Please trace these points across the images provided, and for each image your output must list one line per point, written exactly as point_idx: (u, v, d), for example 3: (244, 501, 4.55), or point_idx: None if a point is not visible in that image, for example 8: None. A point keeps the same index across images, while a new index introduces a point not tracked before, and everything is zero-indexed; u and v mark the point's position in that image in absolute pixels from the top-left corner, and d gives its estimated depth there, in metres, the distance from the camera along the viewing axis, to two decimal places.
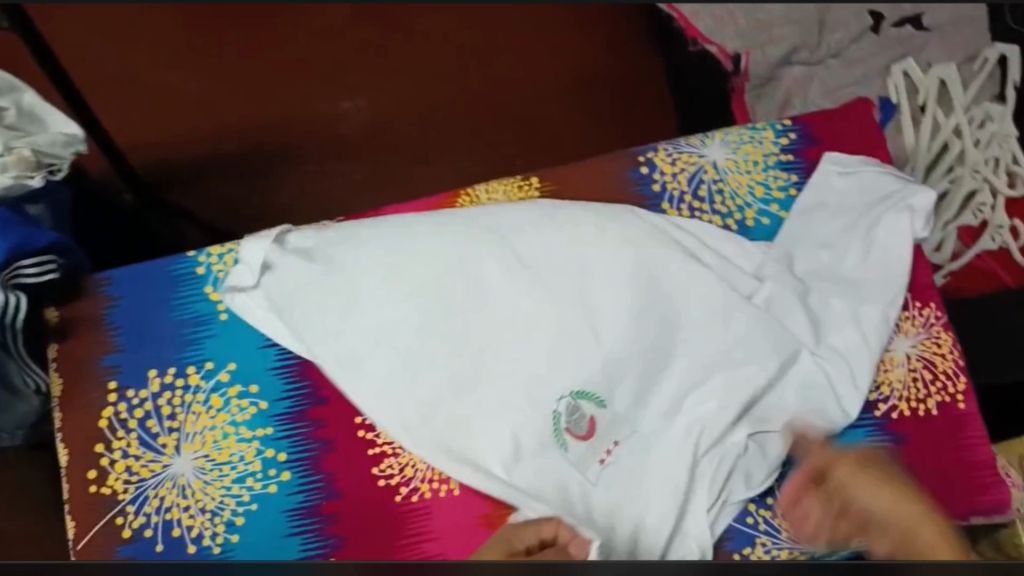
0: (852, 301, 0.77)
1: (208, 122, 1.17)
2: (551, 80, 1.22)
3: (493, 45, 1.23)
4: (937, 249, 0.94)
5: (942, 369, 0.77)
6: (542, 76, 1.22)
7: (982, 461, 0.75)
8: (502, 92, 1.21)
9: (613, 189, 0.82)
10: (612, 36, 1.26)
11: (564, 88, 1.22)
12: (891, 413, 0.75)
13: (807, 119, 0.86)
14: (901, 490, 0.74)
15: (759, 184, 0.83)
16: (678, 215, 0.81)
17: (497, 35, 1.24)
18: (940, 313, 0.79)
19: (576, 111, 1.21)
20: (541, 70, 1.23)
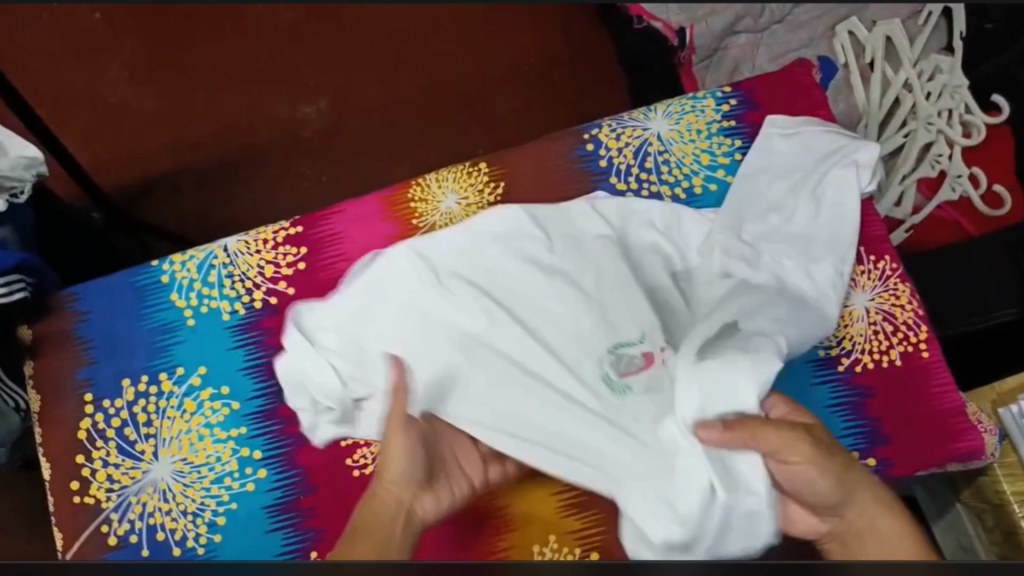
0: (803, 260, 0.78)
1: (174, 138, 1.20)
2: (506, 67, 1.24)
3: (446, 36, 1.25)
4: (897, 205, 0.95)
5: (902, 320, 0.77)
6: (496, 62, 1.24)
7: (952, 407, 0.75)
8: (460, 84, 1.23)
9: (561, 169, 0.84)
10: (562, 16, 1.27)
11: (519, 73, 1.24)
12: (855, 366, 0.76)
13: (747, 83, 0.87)
14: (872, 443, 0.74)
15: (704, 151, 0.84)
16: (625, 190, 0.82)
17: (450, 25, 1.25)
18: (896, 264, 0.80)
19: (537, 101, 1.23)
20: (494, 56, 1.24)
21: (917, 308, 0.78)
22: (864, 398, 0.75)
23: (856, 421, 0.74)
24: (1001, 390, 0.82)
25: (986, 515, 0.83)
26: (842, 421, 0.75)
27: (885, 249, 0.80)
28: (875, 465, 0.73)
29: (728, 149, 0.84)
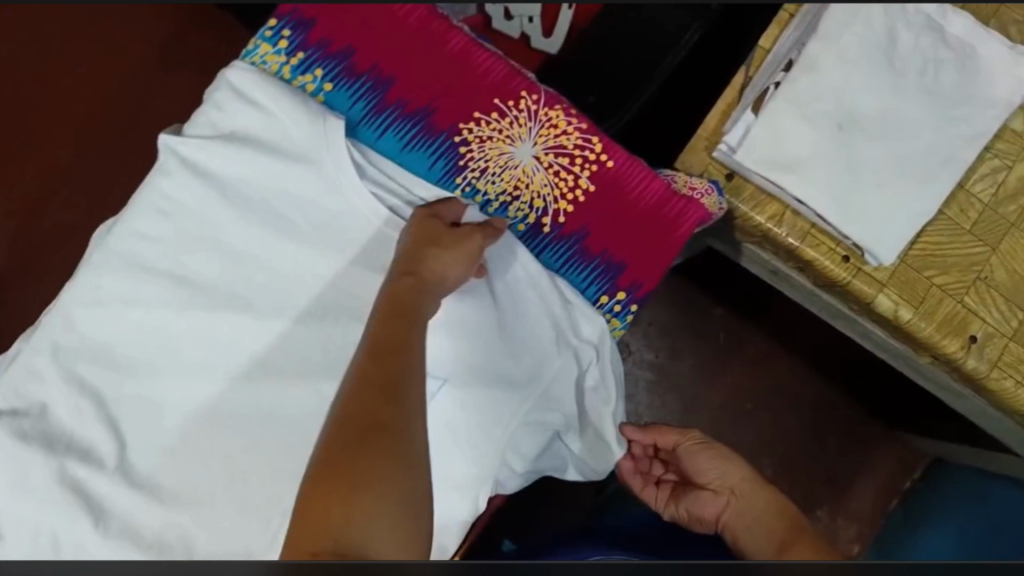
0: None
1: None
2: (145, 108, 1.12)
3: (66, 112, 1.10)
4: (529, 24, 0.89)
5: (572, 146, 0.72)
6: (131, 105, 1.12)
7: (660, 197, 0.72)
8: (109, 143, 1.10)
9: (161, 201, 0.69)
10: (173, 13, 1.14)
11: (159, 107, 1.12)
12: (558, 219, 0.71)
13: (318, 31, 0.72)
14: (612, 279, 0.71)
15: (328, 94, 0.72)
16: (254, 186, 0.70)
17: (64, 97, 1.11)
18: (535, 95, 0.72)
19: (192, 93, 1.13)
20: (127, 103, 1.11)
21: (578, 126, 0.72)
22: (583, 240, 0.71)
23: (586, 269, 0.71)
24: (709, 131, 0.77)
25: (764, 245, 0.81)
26: (574, 275, 0.71)
27: (520, 83, 0.72)
28: (626, 300, 0.71)
29: (313, 87, 0.72)
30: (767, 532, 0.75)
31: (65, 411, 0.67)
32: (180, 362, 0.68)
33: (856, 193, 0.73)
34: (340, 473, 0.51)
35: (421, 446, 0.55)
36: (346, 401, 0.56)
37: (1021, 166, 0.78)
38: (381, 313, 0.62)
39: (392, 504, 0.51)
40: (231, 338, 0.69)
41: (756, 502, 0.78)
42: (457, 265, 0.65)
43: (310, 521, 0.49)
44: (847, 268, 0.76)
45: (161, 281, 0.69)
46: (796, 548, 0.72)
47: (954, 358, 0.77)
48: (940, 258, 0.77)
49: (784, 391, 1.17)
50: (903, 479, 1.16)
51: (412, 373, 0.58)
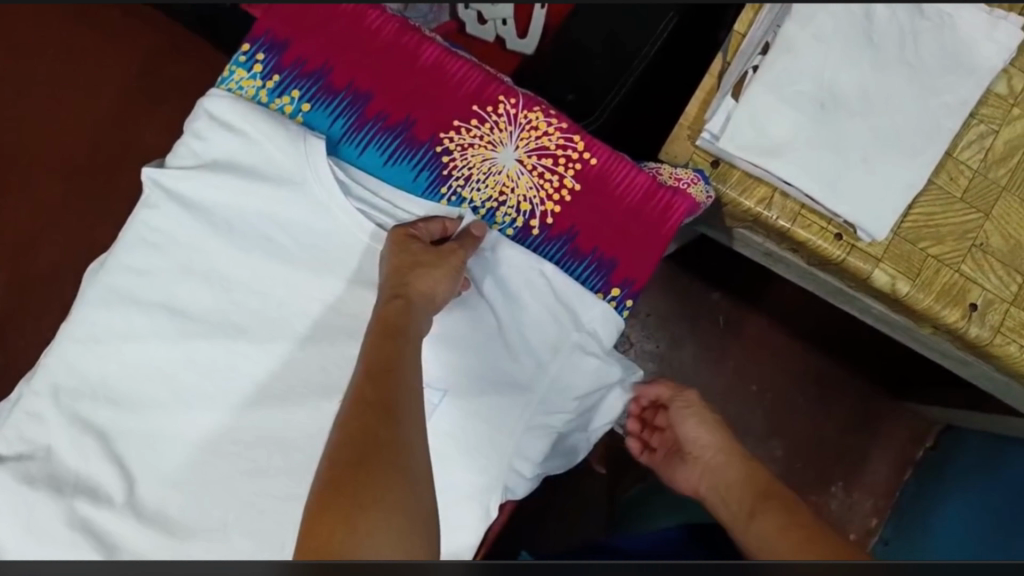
0: None
1: None
2: (132, 142, 1.12)
3: (55, 151, 1.11)
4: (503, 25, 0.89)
5: (555, 147, 0.71)
6: (119, 140, 1.12)
7: (646, 191, 0.71)
8: (99, 180, 1.11)
9: (151, 234, 0.69)
10: (153, 44, 1.15)
11: (146, 139, 1.13)
12: (546, 220, 0.71)
13: (291, 52, 0.72)
14: (605, 275, 0.71)
15: (306, 114, 0.71)
16: (241, 212, 0.70)
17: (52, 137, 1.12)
18: (513, 99, 0.72)
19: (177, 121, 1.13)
20: (115, 139, 1.12)
21: (559, 127, 0.71)
22: (573, 240, 0.71)
23: (579, 268, 0.71)
24: (691, 120, 0.77)
25: (756, 229, 0.80)
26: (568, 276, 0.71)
27: (497, 88, 0.72)
28: (621, 295, 0.71)
29: (291, 108, 0.72)
30: (734, 501, 0.77)
31: (69, 450, 0.67)
32: (180, 392, 0.69)
33: (843, 170, 0.72)
34: (341, 490, 0.51)
35: (421, 463, 0.55)
36: (342, 424, 0.56)
37: (1006, 130, 0.78)
38: (372, 337, 0.62)
39: (397, 519, 0.51)
40: (229, 363, 0.69)
41: (725, 469, 0.79)
42: (444, 281, 0.65)
43: (313, 536, 0.49)
44: (840, 246, 0.76)
45: (155, 313, 0.69)
46: (759, 512, 0.73)
47: (956, 327, 0.77)
48: (934, 229, 0.77)
49: (788, 372, 1.16)
50: (916, 449, 1.16)
51: (409, 396, 0.58)
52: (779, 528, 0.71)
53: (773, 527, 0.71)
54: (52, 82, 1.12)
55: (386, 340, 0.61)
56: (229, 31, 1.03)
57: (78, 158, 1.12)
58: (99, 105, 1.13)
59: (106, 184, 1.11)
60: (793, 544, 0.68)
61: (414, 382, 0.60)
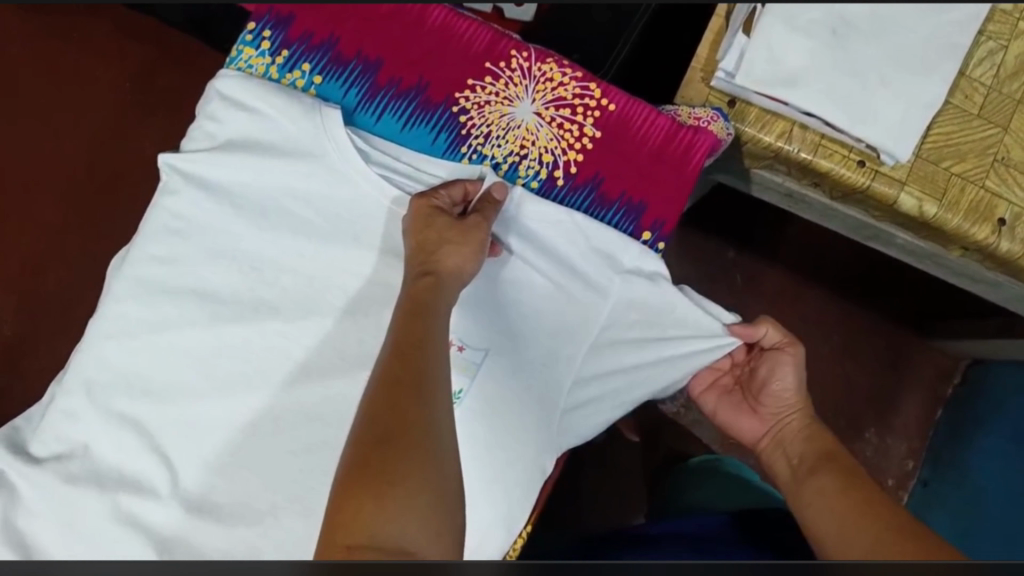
0: None
1: None
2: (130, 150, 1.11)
3: None
4: None
5: (571, 96, 0.71)
6: (117, 148, 1.11)
7: (667, 131, 0.71)
8: (100, 192, 1.10)
9: (171, 220, 0.68)
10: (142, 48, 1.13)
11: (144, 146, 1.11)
12: (570, 170, 0.70)
13: (297, 26, 0.71)
14: (636, 219, 0.70)
15: (319, 86, 0.71)
16: (262, 190, 0.69)
17: None
18: (525, 52, 0.71)
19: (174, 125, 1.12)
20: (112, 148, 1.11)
21: (573, 76, 0.71)
22: (599, 187, 0.70)
23: (608, 215, 0.70)
24: (703, 63, 0.78)
25: (776, 165, 0.80)
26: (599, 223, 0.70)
27: (507, 44, 0.72)
28: (653, 237, 0.70)
29: (303, 82, 0.71)
30: (793, 454, 0.71)
31: (108, 445, 0.66)
32: (216, 376, 0.67)
33: (861, 94, 0.72)
34: (367, 469, 0.50)
35: (450, 439, 0.53)
36: (368, 401, 0.54)
37: (1016, 44, 0.78)
38: (399, 313, 0.60)
39: (421, 500, 0.49)
40: (262, 343, 0.68)
41: (797, 427, 0.72)
42: (472, 256, 0.63)
43: (338, 518, 0.48)
44: (864, 173, 0.76)
45: (182, 300, 0.68)
46: (817, 470, 0.68)
47: (986, 244, 0.76)
48: (954, 147, 0.77)
49: (812, 322, 1.16)
50: (945, 386, 1.15)
51: (439, 371, 0.56)
52: (837, 489, 0.65)
53: (827, 488, 0.65)
54: None
55: (412, 314, 0.59)
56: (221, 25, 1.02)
57: None
58: None
59: (110, 194, 1.10)
60: (846, 508, 0.63)
61: (444, 358, 0.57)
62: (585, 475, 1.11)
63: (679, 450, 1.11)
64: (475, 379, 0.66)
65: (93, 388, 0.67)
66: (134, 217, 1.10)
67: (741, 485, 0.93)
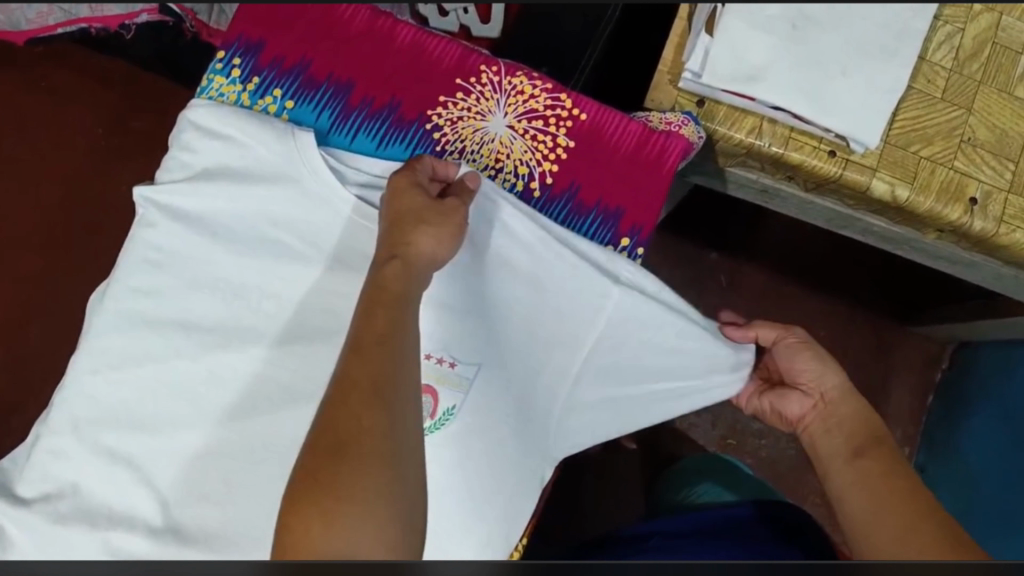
0: None
1: None
2: (104, 191, 1.11)
3: (29, 214, 1.10)
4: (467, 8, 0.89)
5: (543, 107, 0.72)
6: (90, 191, 1.11)
7: (641, 138, 0.72)
8: (76, 235, 1.09)
9: (151, 252, 0.68)
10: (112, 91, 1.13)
11: (119, 187, 1.11)
12: (546, 180, 0.71)
13: (267, 53, 0.72)
14: (616, 224, 0.71)
15: (292, 111, 0.71)
16: (240, 218, 0.69)
17: (23, 200, 1.10)
18: (495, 66, 0.72)
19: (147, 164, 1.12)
20: (86, 190, 1.11)
21: (544, 88, 0.72)
22: (577, 194, 0.71)
23: (586, 222, 0.71)
24: (669, 66, 0.79)
25: (749, 161, 0.81)
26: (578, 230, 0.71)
27: (477, 60, 0.73)
28: (631, 243, 0.71)
29: (275, 107, 0.71)
30: (840, 433, 0.73)
31: (98, 482, 0.65)
32: (204, 406, 0.67)
33: (825, 85, 0.73)
34: (320, 478, 0.50)
35: (409, 439, 0.53)
36: (327, 400, 0.54)
37: (972, 27, 0.79)
38: (361, 303, 0.59)
39: (376, 505, 0.49)
40: (249, 369, 0.68)
41: (840, 404, 0.74)
42: (446, 240, 0.63)
43: (293, 533, 0.48)
44: (834, 163, 0.77)
45: (165, 331, 0.68)
46: (864, 455, 0.70)
47: (960, 224, 0.77)
48: (921, 131, 0.78)
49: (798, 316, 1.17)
50: (934, 371, 1.16)
51: (399, 371, 0.55)
52: (878, 475, 0.68)
53: (870, 475, 0.68)
54: (18, 145, 1.11)
55: (375, 309, 0.58)
56: (187, 60, 1.02)
57: (55, 216, 1.10)
58: (69, 162, 1.11)
59: (85, 236, 1.09)
60: (888, 495, 0.65)
61: (406, 353, 0.57)
62: (584, 485, 1.11)
63: (675, 453, 1.12)
64: (469, 395, 0.66)
65: (79, 425, 0.66)
66: (109, 258, 1.09)
67: (754, 484, 0.93)
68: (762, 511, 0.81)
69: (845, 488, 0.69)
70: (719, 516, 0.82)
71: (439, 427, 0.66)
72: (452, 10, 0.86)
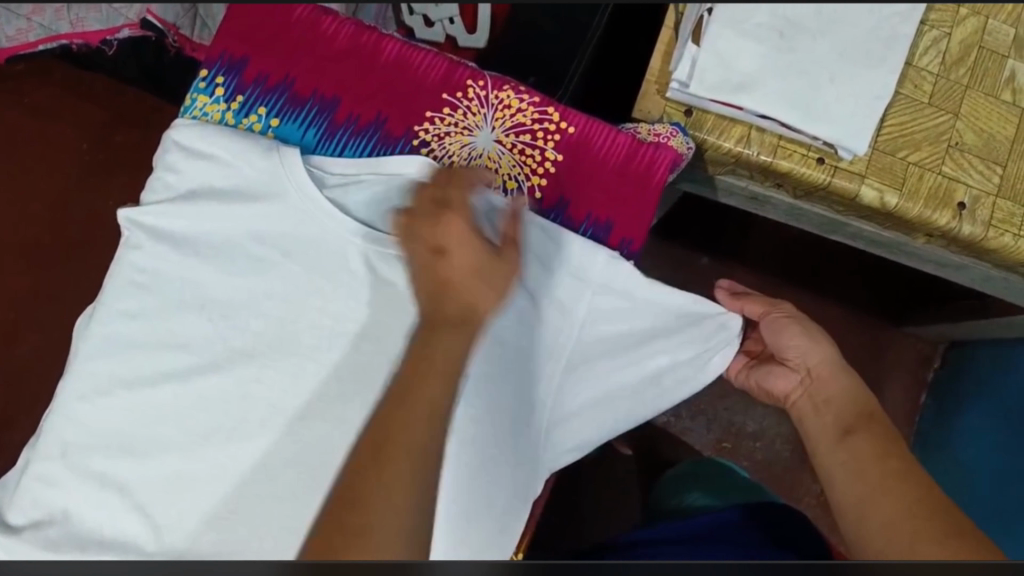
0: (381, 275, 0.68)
1: None
2: (90, 207, 1.10)
3: (14, 232, 1.09)
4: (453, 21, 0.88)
5: (531, 121, 0.71)
6: (76, 207, 1.10)
7: (627, 150, 0.72)
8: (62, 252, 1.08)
9: (137, 275, 0.68)
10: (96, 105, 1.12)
11: (105, 202, 1.10)
12: (534, 194, 0.71)
13: (251, 70, 0.72)
14: (605, 236, 0.70)
15: (278, 129, 0.71)
16: (226, 237, 0.68)
17: (8, 218, 1.09)
18: (481, 81, 0.72)
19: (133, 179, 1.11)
20: (71, 206, 1.10)
21: (531, 102, 0.72)
22: (565, 209, 0.70)
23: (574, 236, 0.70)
24: (657, 75, 0.79)
25: (738, 170, 0.81)
26: None
27: (463, 74, 0.72)
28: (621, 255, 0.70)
29: (261, 126, 0.71)
30: (828, 412, 0.73)
31: (87, 508, 0.65)
32: (194, 429, 0.66)
33: (813, 92, 0.73)
34: (378, 466, 0.47)
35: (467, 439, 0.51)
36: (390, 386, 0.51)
37: (959, 31, 0.80)
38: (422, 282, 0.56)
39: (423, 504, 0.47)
40: (240, 391, 0.67)
41: (829, 380, 0.74)
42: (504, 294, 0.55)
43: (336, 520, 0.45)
44: (823, 170, 0.77)
45: (154, 354, 0.67)
46: (855, 433, 0.70)
47: (950, 228, 0.77)
48: (909, 137, 0.78)
49: None
50: (926, 370, 1.17)
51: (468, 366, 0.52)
52: (875, 456, 0.68)
53: (866, 455, 0.68)
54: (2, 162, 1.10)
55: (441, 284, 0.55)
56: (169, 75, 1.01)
57: (40, 233, 1.09)
58: (55, 178, 1.10)
59: (71, 252, 1.09)
60: (886, 477, 0.66)
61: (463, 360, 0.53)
62: (578, 492, 1.11)
63: (669, 459, 1.12)
64: None
65: (69, 451, 0.66)
66: (96, 274, 1.08)
67: (739, 482, 0.95)
68: (748, 513, 0.81)
69: (837, 467, 0.69)
70: (707, 521, 0.81)
71: None
72: (438, 23, 0.86)
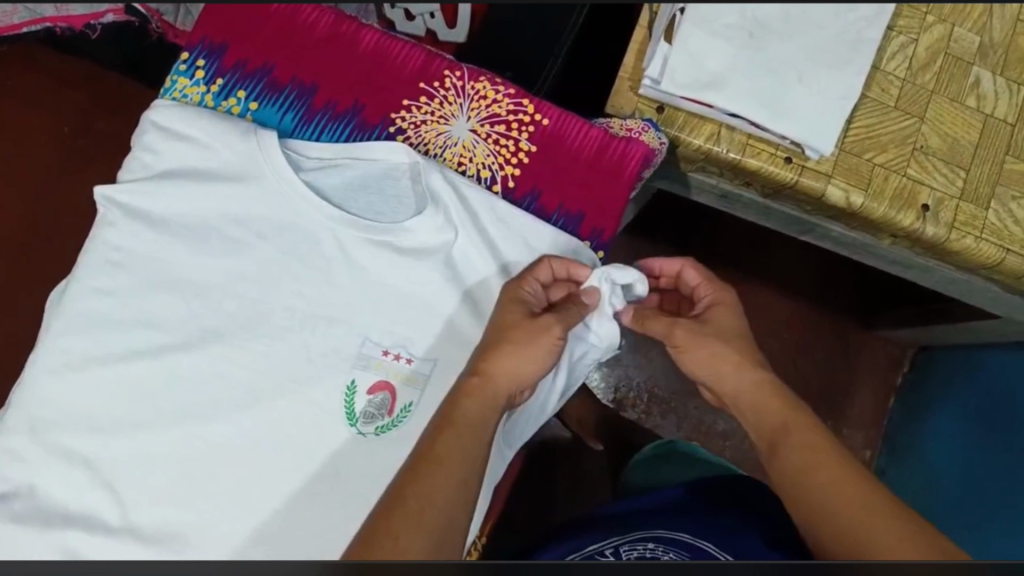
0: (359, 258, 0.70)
1: None
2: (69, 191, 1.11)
3: None
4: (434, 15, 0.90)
5: (505, 112, 0.73)
6: (55, 191, 1.10)
7: (600, 143, 0.73)
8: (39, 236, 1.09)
9: (111, 253, 0.68)
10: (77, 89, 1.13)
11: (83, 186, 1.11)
12: (507, 183, 0.72)
13: (231, 55, 0.73)
14: (576, 227, 0.72)
15: (257, 113, 0.72)
16: (203, 216, 0.69)
17: None
18: (457, 71, 0.74)
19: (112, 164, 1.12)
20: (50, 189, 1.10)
21: (506, 93, 0.73)
22: (538, 199, 0.72)
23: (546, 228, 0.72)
24: (630, 72, 0.81)
25: (709, 168, 0.83)
26: None
27: (440, 65, 0.74)
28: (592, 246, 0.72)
29: (239, 109, 0.72)
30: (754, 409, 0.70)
31: (54, 482, 0.65)
32: (163, 406, 0.67)
33: (782, 92, 0.75)
34: None
35: None
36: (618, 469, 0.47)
37: (925, 37, 0.82)
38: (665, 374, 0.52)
39: None
40: (211, 369, 0.68)
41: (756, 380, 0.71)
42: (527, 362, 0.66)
43: None
44: (791, 169, 0.79)
45: (127, 331, 0.68)
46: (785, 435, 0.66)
47: (913, 230, 0.79)
48: (875, 139, 0.80)
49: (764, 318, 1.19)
50: (896, 373, 1.19)
51: None
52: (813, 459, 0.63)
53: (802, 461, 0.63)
54: None
55: None
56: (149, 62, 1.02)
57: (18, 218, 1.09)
58: (35, 161, 1.11)
59: (49, 236, 1.09)
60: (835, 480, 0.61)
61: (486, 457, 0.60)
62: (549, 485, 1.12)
63: None
64: (425, 391, 0.68)
65: (39, 425, 0.66)
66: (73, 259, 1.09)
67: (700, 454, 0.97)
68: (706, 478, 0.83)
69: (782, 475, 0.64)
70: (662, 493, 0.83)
71: (401, 421, 0.68)
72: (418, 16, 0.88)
